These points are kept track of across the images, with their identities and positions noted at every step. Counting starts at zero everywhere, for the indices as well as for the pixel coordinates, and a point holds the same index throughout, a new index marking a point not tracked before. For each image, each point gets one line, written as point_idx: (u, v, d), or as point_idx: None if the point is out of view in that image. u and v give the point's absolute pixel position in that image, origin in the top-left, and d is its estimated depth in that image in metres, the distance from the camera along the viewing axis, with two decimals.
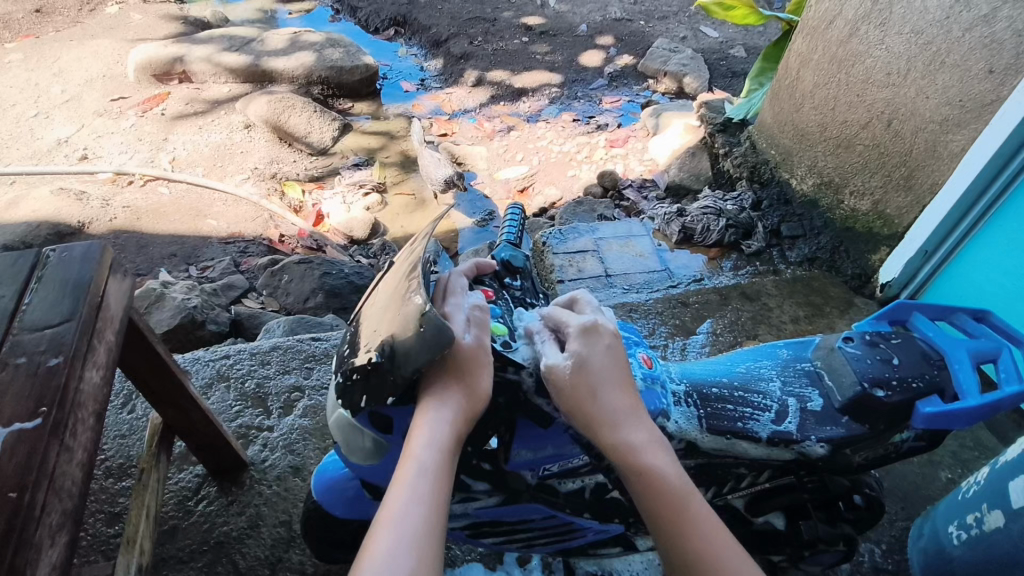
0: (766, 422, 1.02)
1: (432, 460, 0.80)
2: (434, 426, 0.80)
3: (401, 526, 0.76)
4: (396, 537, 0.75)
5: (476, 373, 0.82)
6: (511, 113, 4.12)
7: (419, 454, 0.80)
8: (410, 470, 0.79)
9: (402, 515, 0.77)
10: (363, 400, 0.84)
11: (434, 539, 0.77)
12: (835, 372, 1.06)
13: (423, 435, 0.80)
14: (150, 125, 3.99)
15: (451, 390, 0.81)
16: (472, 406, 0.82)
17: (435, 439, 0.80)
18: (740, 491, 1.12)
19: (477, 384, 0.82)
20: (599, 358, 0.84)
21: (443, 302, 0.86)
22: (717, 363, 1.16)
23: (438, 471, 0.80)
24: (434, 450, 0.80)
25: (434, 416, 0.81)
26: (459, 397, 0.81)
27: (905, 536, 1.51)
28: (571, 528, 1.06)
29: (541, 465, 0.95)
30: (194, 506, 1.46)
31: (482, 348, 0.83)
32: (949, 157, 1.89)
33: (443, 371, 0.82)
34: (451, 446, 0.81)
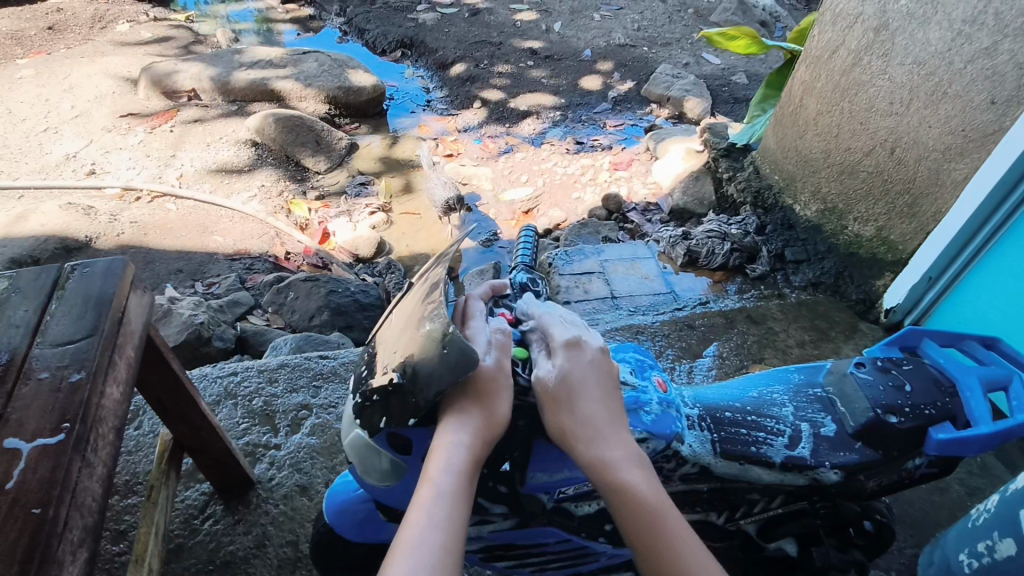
0: (780, 446, 1.03)
1: (450, 484, 0.79)
2: (452, 449, 0.80)
3: (419, 552, 0.74)
4: (413, 561, 0.73)
5: (495, 397, 0.82)
6: (516, 135, 4.17)
7: (436, 478, 0.79)
8: (427, 495, 0.78)
9: (419, 542, 0.75)
10: (383, 420, 0.84)
11: (451, 566, 0.75)
12: (847, 398, 1.07)
13: (441, 458, 0.80)
14: (159, 141, 4.03)
15: (469, 413, 0.81)
16: (490, 430, 0.82)
17: (451, 463, 0.79)
18: (753, 516, 1.12)
19: (495, 409, 0.82)
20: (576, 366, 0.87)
21: (464, 325, 0.87)
22: (730, 388, 1.16)
23: (455, 495, 0.79)
24: (450, 472, 0.79)
25: (451, 439, 0.80)
26: (476, 419, 0.81)
27: (914, 563, 1.50)
28: (585, 553, 1.06)
29: (556, 487, 0.95)
30: (200, 524, 1.45)
31: (501, 371, 0.83)
32: (951, 185, 1.92)
33: (461, 394, 0.82)
34: (468, 471, 0.80)
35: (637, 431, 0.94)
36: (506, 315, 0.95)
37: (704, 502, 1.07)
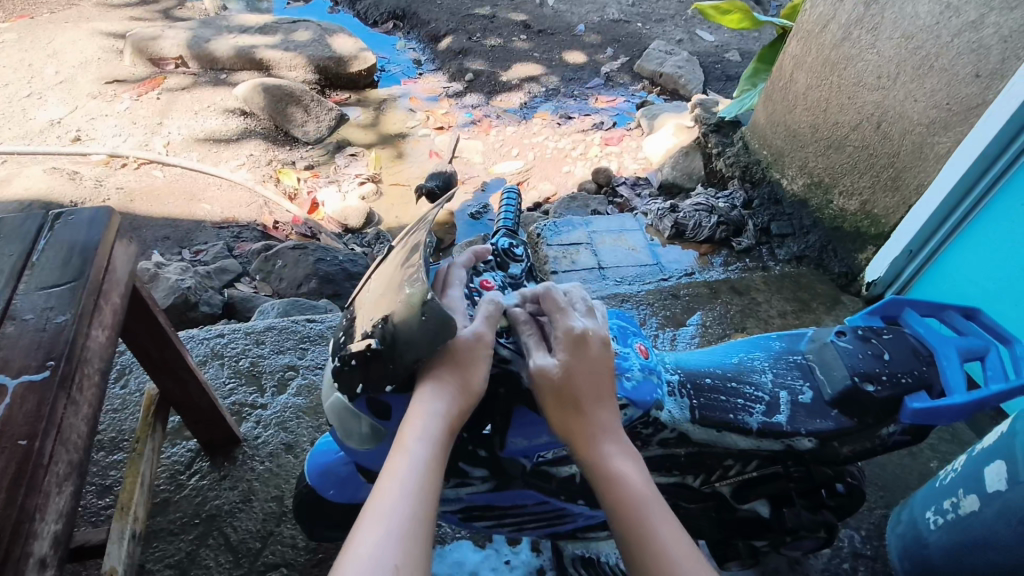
0: (757, 414, 1.05)
1: (424, 453, 0.81)
2: (428, 418, 0.82)
3: (392, 519, 0.75)
4: (386, 526, 0.74)
5: (472, 367, 0.84)
6: (507, 109, 4.15)
7: (410, 446, 0.81)
8: (402, 462, 0.80)
9: (391, 510, 0.76)
10: (361, 386, 0.85)
11: (422, 531, 0.76)
12: (827, 366, 1.10)
13: (417, 426, 0.82)
14: (146, 109, 3.98)
15: (447, 385, 0.83)
16: (466, 399, 0.84)
17: (427, 431, 0.81)
18: (728, 479, 1.15)
19: (472, 377, 0.84)
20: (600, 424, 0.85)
21: (441, 295, 0.89)
22: (712, 354, 1.19)
23: (428, 468, 0.80)
24: (424, 445, 0.81)
25: (427, 409, 0.83)
26: (453, 396, 0.83)
27: (884, 523, 1.55)
28: (562, 514, 1.08)
29: (535, 452, 0.97)
30: (187, 479, 1.47)
31: (480, 341, 0.84)
32: (934, 159, 1.95)
33: (440, 370, 0.84)
34: (443, 439, 0.82)
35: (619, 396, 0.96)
36: (488, 283, 0.96)
37: (679, 467, 1.10)
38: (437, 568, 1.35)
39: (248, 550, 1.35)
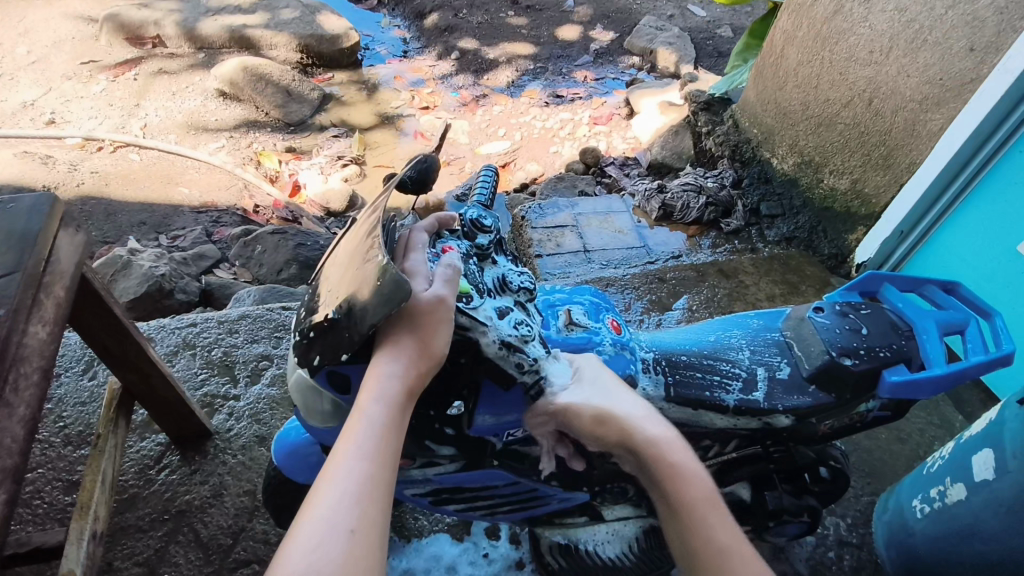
0: (734, 391, 1.01)
1: (382, 415, 0.76)
2: (385, 380, 0.77)
3: (345, 484, 0.70)
4: (338, 491, 0.70)
5: (432, 330, 0.78)
6: (494, 88, 4.05)
7: (367, 407, 0.76)
8: (357, 425, 0.75)
9: (344, 473, 0.71)
10: (318, 357, 0.81)
11: (380, 497, 0.71)
12: (804, 342, 1.06)
13: (372, 388, 0.77)
14: (122, 90, 3.86)
15: (405, 346, 0.78)
16: (425, 363, 0.78)
17: (384, 393, 0.76)
18: (708, 461, 1.12)
19: (433, 341, 0.78)
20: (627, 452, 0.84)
21: (404, 258, 0.84)
22: (688, 332, 1.14)
23: (387, 429, 0.76)
24: (383, 405, 0.76)
25: (385, 370, 0.78)
26: (413, 355, 0.78)
27: (870, 509, 1.52)
28: (535, 495, 1.04)
29: (504, 430, 0.94)
30: (156, 474, 1.43)
31: (441, 302, 0.78)
32: (927, 136, 1.89)
33: (399, 330, 0.79)
34: (401, 402, 0.77)
35: None
36: (451, 249, 0.89)
37: None
38: (413, 561, 1.32)
39: (219, 547, 1.31)
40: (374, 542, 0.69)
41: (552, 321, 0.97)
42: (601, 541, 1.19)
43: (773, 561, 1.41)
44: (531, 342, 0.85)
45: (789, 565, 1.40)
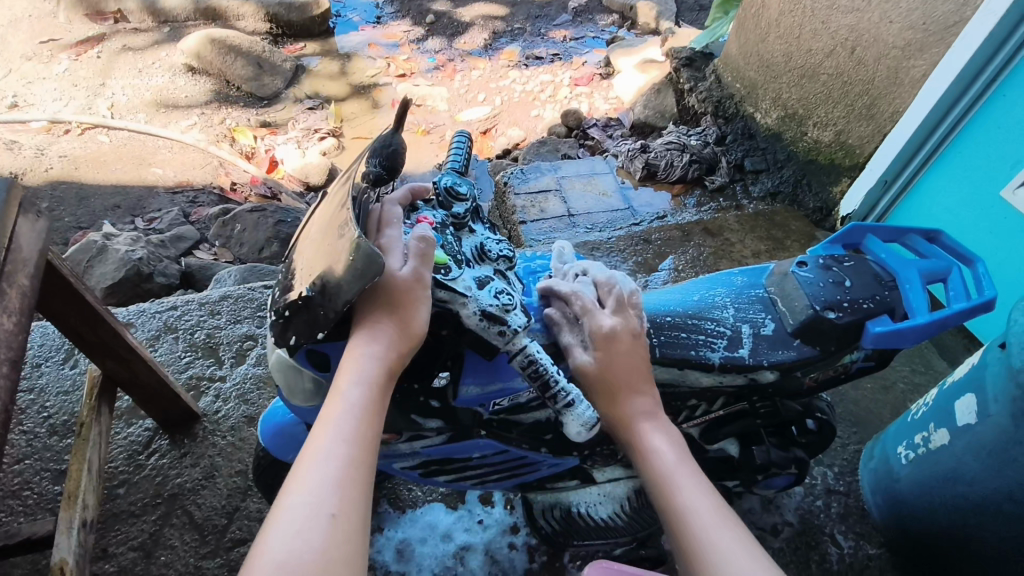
0: (719, 349, 1.01)
1: (361, 397, 0.75)
2: (365, 361, 0.76)
3: (325, 466, 0.70)
4: (318, 474, 0.69)
5: (411, 308, 0.77)
6: (472, 52, 3.95)
7: (346, 390, 0.75)
8: (337, 408, 0.74)
9: (323, 456, 0.70)
10: (295, 337, 0.79)
11: (361, 478, 0.71)
12: (788, 297, 1.05)
13: (352, 370, 0.75)
14: (86, 69, 3.73)
15: (385, 325, 0.77)
16: (405, 342, 0.77)
17: (364, 374, 0.75)
18: (695, 420, 1.13)
19: (412, 319, 0.77)
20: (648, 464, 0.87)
21: (378, 234, 0.81)
22: (673, 292, 1.13)
23: (367, 413, 0.75)
24: (362, 388, 0.75)
25: (364, 352, 0.76)
26: (392, 337, 0.76)
27: (857, 458, 1.55)
28: (524, 463, 1.04)
29: (490, 399, 0.93)
30: (146, 459, 1.42)
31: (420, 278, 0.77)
32: (910, 84, 1.87)
33: (377, 310, 0.77)
34: (382, 382, 0.76)
35: None
36: (427, 220, 0.87)
37: None
38: (409, 531, 1.33)
39: (214, 527, 1.31)
40: (356, 525, 0.68)
41: (535, 288, 0.95)
42: (593, 502, 1.20)
43: (764, 513, 1.43)
44: (512, 311, 0.80)
45: (779, 516, 1.43)
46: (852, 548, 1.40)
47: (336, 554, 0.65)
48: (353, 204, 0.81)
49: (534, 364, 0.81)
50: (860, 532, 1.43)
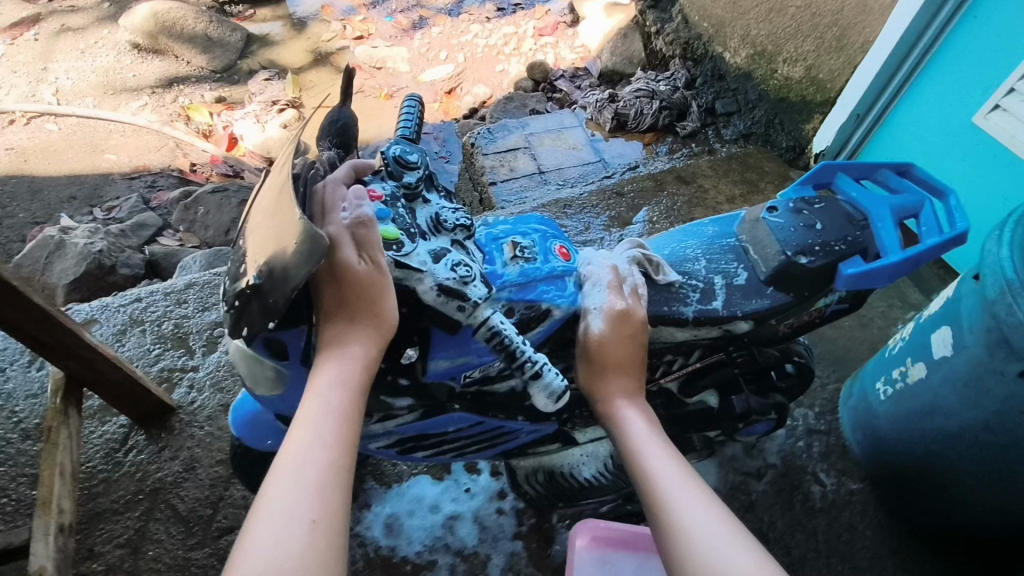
0: (692, 303, 0.99)
1: (340, 400, 0.75)
2: (340, 364, 0.76)
3: (304, 470, 0.71)
4: (298, 480, 0.70)
5: (378, 308, 0.76)
6: (431, 7, 3.79)
7: (323, 394, 0.75)
8: (315, 411, 0.75)
9: (302, 462, 0.71)
10: (248, 328, 0.75)
11: (342, 482, 0.72)
12: (760, 244, 1.02)
13: (328, 374, 0.76)
14: (24, 53, 3.53)
15: (353, 325, 0.76)
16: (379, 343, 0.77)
17: (341, 378, 0.76)
18: (674, 374, 1.12)
19: (382, 317, 0.76)
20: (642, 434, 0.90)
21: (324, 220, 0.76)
22: (644, 247, 1.10)
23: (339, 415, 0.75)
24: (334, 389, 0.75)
25: (339, 356, 0.76)
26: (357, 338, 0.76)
27: (837, 396, 1.56)
28: (504, 433, 1.03)
29: (461, 373, 0.90)
30: (122, 457, 1.39)
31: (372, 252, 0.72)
32: (879, 12, 1.81)
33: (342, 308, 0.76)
34: (359, 386, 0.77)
35: (542, 305, 0.89)
36: (376, 193, 0.81)
37: None
38: (397, 506, 1.33)
39: (199, 519, 1.30)
40: (337, 526, 0.69)
41: (498, 255, 0.92)
42: (577, 463, 1.21)
43: (747, 458, 1.45)
44: (471, 283, 0.78)
45: (763, 460, 1.45)
46: (834, 485, 1.43)
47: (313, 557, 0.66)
48: (296, 183, 0.77)
49: (501, 334, 0.77)
50: (842, 468, 1.45)
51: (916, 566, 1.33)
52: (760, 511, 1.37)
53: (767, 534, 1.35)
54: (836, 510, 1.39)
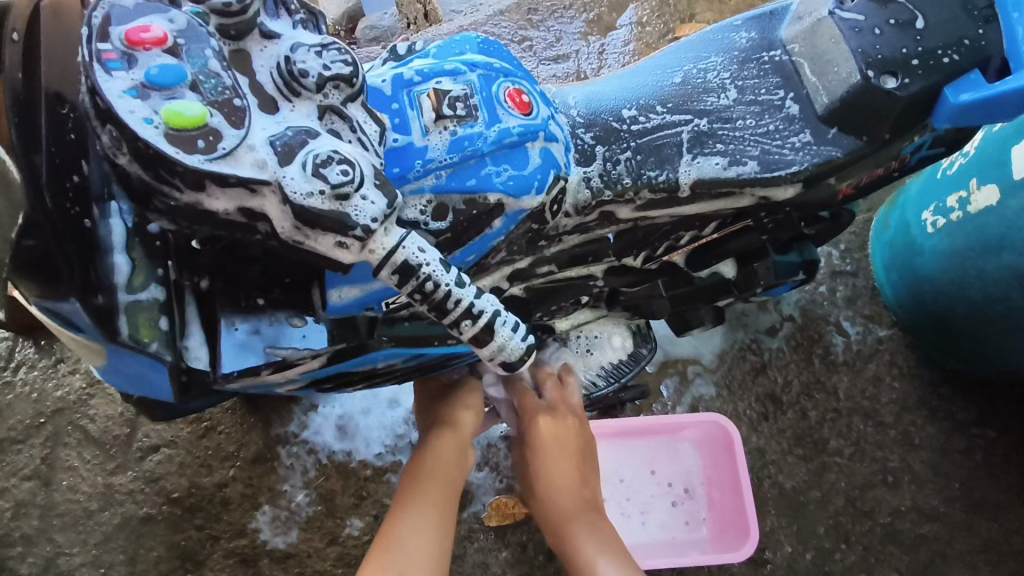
0: (715, 160, 0.67)
1: (440, 484, 0.80)
2: (442, 448, 0.83)
3: (408, 557, 0.72)
4: (404, 560, 0.72)
5: (461, 414, 0.86)
6: None
7: (418, 486, 0.79)
8: (417, 489, 0.79)
9: (404, 548, 0.73)
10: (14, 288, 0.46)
11: (440, 554, 0.74)
12: (822, 59, 0.67)
13: (430, 451, 0.83)
14: None
15: (463, 418, 0.85)
16: (468, 438, 0.85)
17: (438, 458, 0.82)
18: (679, 249, 0.83)
19: (463, 421, 0.85)
20: (548, 432, 0.87)
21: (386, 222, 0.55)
22: (640, 69, 0.73)
23: (449, 487, 0.80)
24: (442, 445, 0.83)
25: (436, 438, 0.84)
26: (460, 416, 0.85)
27: (867, 231, 1.30)
28: (454, 359, 0.73)
29: (375, 300, 0.62)
30: (12, 376, 1.14)
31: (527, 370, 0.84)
32: None
33: (444, 395, 0.88)
34: (456, 467, 0.82)
35: (489, 196, 0.57)
36: (158, 35, 0.41)
37: (615, 249, 0.78)
38: (348, 405, 1.15)
39: (116, 439, 1.11)
40: None
41: (412, 115, 0.56)
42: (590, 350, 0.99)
43: (759, 313, 1.23)
44: (355, 195, 0.43)
45: (777, 313, 1.23)
46: (859, 335, 1.24)
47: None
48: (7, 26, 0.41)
49: (424, 275, 0.46)
50: (870, 314, 1.25)
51: (948, 416, 1.19)
52: (773, 371, 1.20)
53: (782, 397, 1.19)
54: (861, 362, 1.22)
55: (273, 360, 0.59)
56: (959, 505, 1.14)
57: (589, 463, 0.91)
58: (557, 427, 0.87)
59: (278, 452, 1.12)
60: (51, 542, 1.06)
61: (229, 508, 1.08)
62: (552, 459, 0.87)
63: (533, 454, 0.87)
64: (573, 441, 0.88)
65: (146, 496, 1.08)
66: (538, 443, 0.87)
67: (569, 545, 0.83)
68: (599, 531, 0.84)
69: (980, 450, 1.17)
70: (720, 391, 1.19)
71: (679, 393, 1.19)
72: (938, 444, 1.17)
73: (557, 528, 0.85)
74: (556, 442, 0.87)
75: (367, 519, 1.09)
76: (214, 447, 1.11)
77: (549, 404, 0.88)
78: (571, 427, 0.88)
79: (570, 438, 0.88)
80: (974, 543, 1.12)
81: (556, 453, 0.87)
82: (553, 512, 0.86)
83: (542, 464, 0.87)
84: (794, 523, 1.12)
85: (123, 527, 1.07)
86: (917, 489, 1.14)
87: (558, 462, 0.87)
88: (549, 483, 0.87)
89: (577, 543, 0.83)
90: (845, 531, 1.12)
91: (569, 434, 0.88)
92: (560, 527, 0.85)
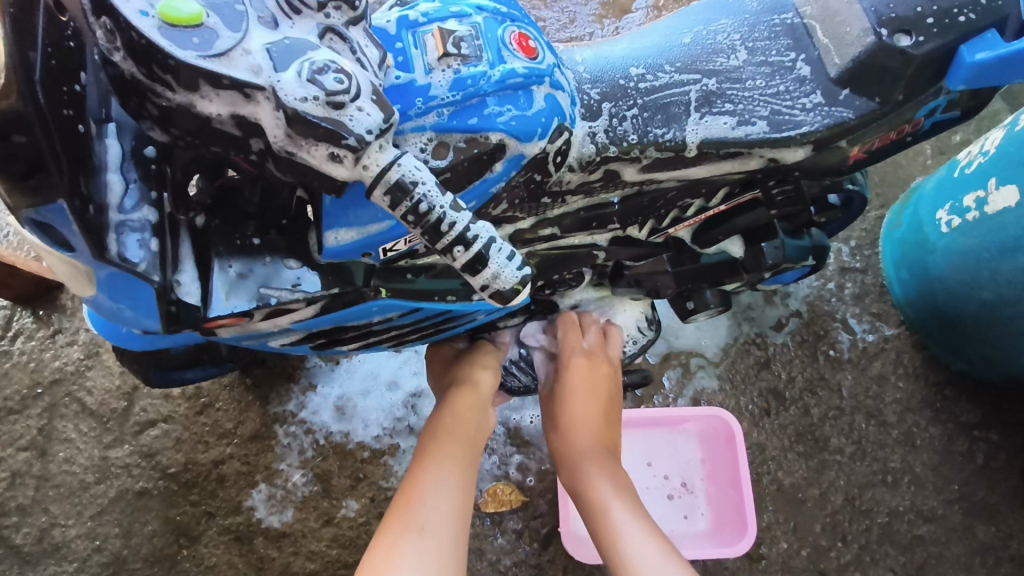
0: (724, 119, 0.66)
1: (458, 445, 0.78)
2: (458, 409, 0.81)
3: (433, 515, 0.69)
4: (429, 517, 0.68)
5: (478, 373, 0.85)
6: None
7: (439, 446, 0.77)
8: (436, 449, 0.76)
9: (428, 505, 0.70)
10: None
11: (463, 513, 0.71)
12: (834, 21, 0.66)
13: (447, 412, 0.81)
14: None
15: (480, 377, 0.84)
16: (486, 402, 0.84)
17: (458, 418, 0.81)
18: (687, 220, 0.81)
19: (481, 380, 0.84)
20: (576, 378, 0.89)
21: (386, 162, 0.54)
22: (649, 32, 0.73)
23: (470, 449, 0.79)
24: (460, 404, 0.82)
25: (453, 399, 0.83)
26: (476, 375, 0.84)
27: (877, 228, 1.28)
28: (453, 316, 0.72)
29: (374, 245, 0.59)
30: (10, 345, 1.13)
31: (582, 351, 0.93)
32: None
33: (457, 360, 0.88)
34: (475, 431, 0.81)
35: (491, 136, 0.56)
36: None
37: (621, 215, 0.74)
38: (347, 385, 1.12)
39: (113, 412, 1.10)
40: (449, 539, 0.68)
41: (416, 54, 0.56)
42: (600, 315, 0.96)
43: (766, 308, 1.21)
44: (350, 106, 0.42)
45: (783, 308, 1.21)
46: (866, 333, 1.21)
47: (450, 549, 0.67)
48: None
49: (417, 197, 0.44)
50: (877, 312, 1.22)
51: (952, 418, 1.15)
52: (777, 367, 1.17)
53: (785, 392, 1.16)
54: (866, 360, 1.19)
55: (263, 302, 0.57)
56: (963, 509, 1.10)
57: (617, 414, 0.93)
58: (595, 378, 0.90)
59: (275, 431, 1.09)
60: (45, 513, 1.05)
61: (225, 485, 1.06)
62: (587, 400, 0.89)
63: (561, 387, 0.90)
64: (612, 396, 0.92)
65: (143, 470, 1.06)
66: (568, 392, 0.89)
67: (586, 491, 0.83)
68: (614, 475, 0.84)
69: (983, 454, 1.13)
70: (723, 385, 1.16)
71: (681, 384, 1.16)
72: (941, 446, 1.13)
73: (574, 488, 0.85)
74: (591, 392, 0.89)
75: (364, 500, 1.06)
76: (211, 423, 1.09)
77: (590, 346, 0.91)
78: (605, 372, 0.91)
79: (601, 382, 0.90)
80: (971, 546, 1.08)
81: (586, 395, 0.89)
82: (569, 454, 0.87)
83: (568, 400, 0.89)
84: (791, 519, 1.09)
85: (117, 500, 1.05)
86: (918, 491, 1.11)
87: (585, 404, 0.89)
88: (571, 419, 0.89)
89: (598, 487, 0.82)
90: (842, 530, 1.08)
91: (601, 378, 0.90)
92: (580, 472, 0.84)
